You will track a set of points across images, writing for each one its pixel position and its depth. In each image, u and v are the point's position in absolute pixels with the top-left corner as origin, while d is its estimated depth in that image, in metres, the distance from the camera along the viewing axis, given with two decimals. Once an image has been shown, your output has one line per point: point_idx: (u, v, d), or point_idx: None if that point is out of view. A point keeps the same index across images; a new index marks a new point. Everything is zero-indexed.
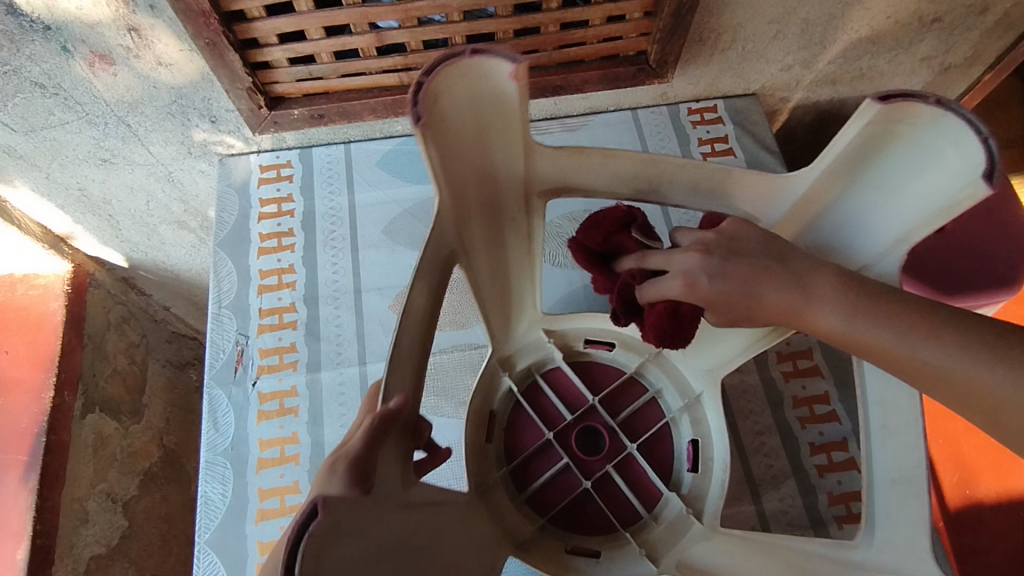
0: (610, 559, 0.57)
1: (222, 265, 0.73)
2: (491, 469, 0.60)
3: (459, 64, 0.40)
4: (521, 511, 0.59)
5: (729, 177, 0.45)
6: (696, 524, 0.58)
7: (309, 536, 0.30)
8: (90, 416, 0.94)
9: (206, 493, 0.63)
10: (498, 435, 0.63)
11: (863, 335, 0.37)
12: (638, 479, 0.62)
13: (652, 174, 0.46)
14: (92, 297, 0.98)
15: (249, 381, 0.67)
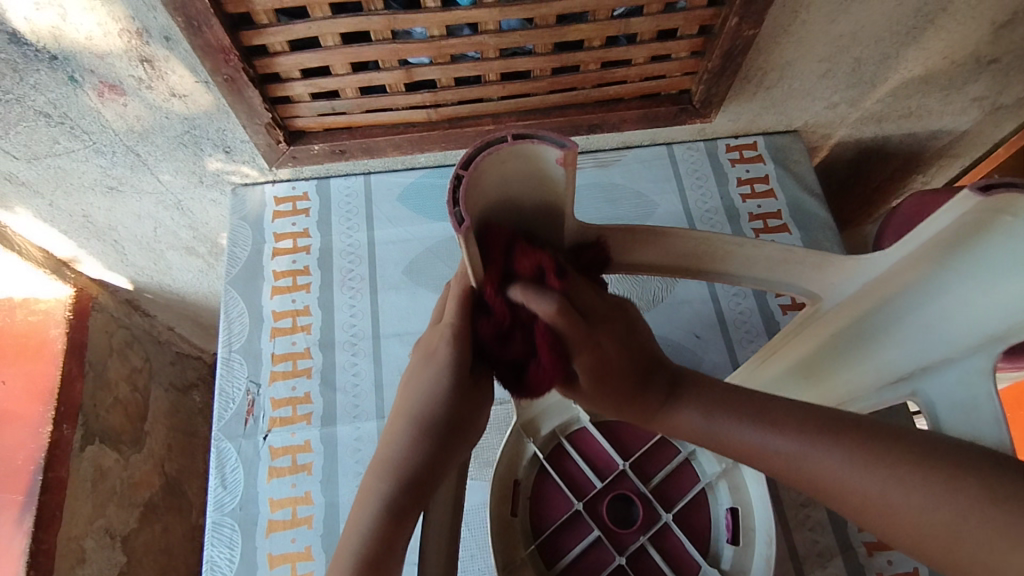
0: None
1: (233, 305, 0.69)
2: (518, 546, 0.57)
3: (501, 154, 0.30)
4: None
5: (791, 261, 0.39)
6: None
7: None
8: (89, 448, 0.91)
9: (211, 557, 0.58)
10: (524, 507, 0.59)
11: (750, 443, 0.30)
12: (674, 551, 0.58)
13: (707, 253, 0.39)
14: (95, 322, 0.95)
15: (260, 434, 0.63)
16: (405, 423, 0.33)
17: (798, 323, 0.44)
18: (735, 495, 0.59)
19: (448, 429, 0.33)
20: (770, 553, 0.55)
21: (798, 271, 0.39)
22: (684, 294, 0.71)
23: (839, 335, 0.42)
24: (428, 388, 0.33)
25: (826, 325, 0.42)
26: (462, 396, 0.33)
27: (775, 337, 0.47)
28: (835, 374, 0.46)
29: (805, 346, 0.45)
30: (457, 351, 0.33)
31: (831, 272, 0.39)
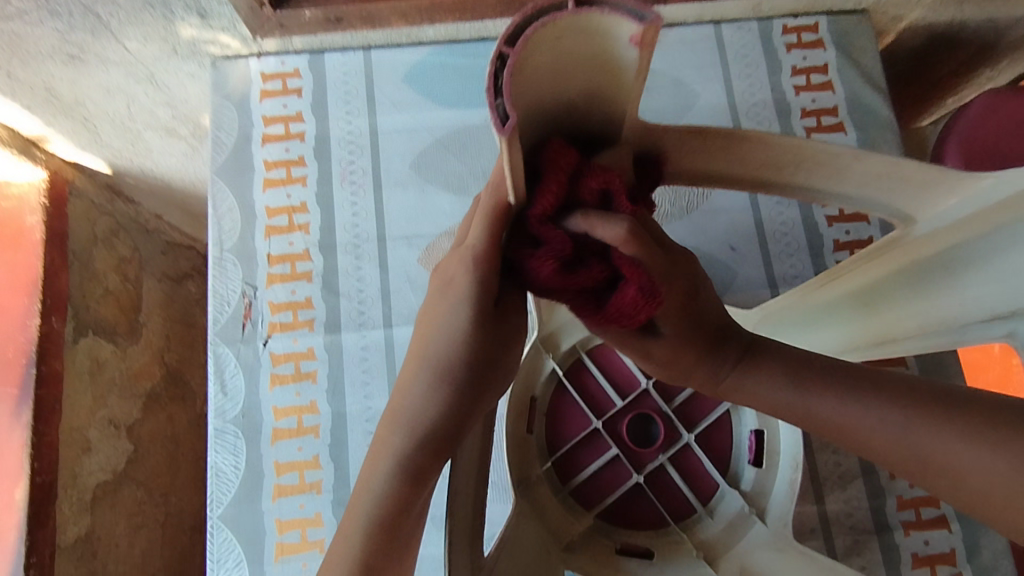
0: (664, 560, 0.51)
1: (221, 198, 0.62)
2: (534, 462, 0.54)
3: (558, 24, 0.22)
4: (566, 506, 0.54)
5: (896, 174, 0.33)
6: (759, 525, 0.52)
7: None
8: (83, 340, 0.87)
9: (216, 463, 0.57)
10: (540, 423, 0.57)
11: (832, 414, 0.27)
12: (693, 469, 0.56)
13: (794, 161, 0.34)
14: (74, 208, 0.88)
15: (260, 340, 0.59)
16: (420, 365, 0.28)
17: (886, 244, 0.38)
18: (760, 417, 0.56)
19: (472, 373, 0.28)
20: (795, 473, 0.52)
21: (894, 188, 0.34)
22: (721, 201, 0.64)
23: (918, 264, 0.36)
24: (448, 328, 0.27)
25: (902, 255, 0.36)
26: (489, 334, 0.28)
27: (850, 260, 0.43)
28: (889, 308, 0.39)
29: (878, 270, 0.39)
30: (481, 280, 0.27)
31: (936, 193, 0.33)
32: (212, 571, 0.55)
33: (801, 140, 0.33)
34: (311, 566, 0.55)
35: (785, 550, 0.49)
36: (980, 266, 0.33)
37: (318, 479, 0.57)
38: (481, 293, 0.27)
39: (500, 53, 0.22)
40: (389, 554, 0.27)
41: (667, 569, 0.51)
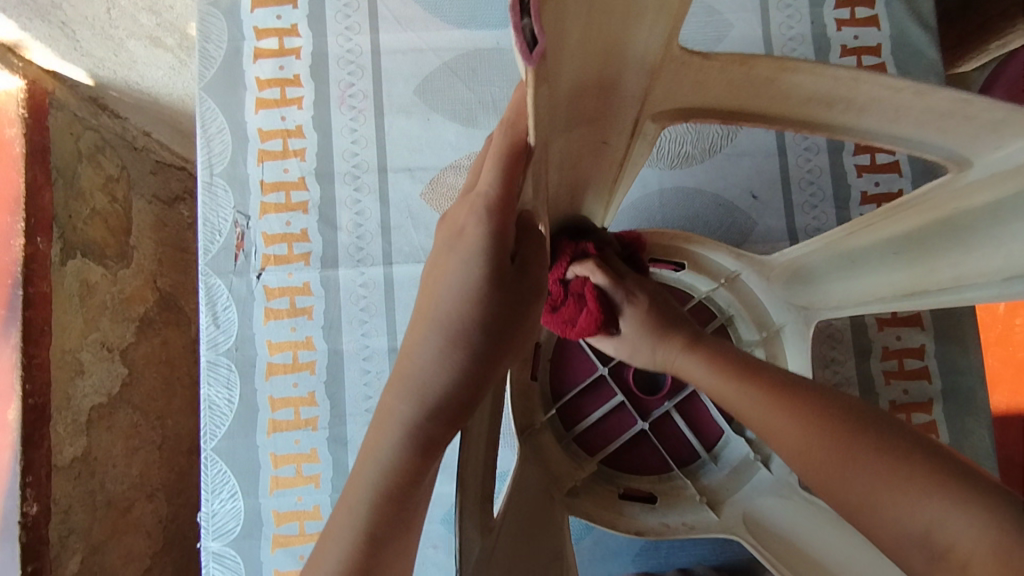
0: (666, 505, 0.52)
1: (209, 118, 0.58)
2: (537, 409, 0.53)
3: None
4: (569, 453, 0.53)
5: (962, 114, 0.27)
6: (763, 472, 0.51)
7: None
8: (71, 262, 0.84)
9: (209, 396, 0.55)
10: (544, 370, 0.55)
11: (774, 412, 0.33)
12: (698, 415, 0.56)
13: (842, 94, 0.28)
14: (55, 121, 0.83)
15: (253, 273, 0.57)
16: (428, 327, 0.26)
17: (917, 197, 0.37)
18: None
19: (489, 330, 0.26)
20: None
21: (957, 129, 0.28)
22: (746, 144, 0.60)
23: (960, 213, 0.34)
24: (457, 287, 0.25)
25: (943, 203, 0.35)
26: (500, 292, 0.26)
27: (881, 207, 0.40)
28: (925, 262, 0.38)
29: (929, 215, 0.36)
30: (493, 237, 0.24)
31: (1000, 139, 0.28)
32: (206, 502, 0.54)
33: (849, 75, 0.26)
34: (307, 500, 0.54)
35: (788, 496, 0.49)
36: None
37: (314, 416, 0.55)
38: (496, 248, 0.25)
39: None
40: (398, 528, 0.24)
41: (671, 515, 0.51)
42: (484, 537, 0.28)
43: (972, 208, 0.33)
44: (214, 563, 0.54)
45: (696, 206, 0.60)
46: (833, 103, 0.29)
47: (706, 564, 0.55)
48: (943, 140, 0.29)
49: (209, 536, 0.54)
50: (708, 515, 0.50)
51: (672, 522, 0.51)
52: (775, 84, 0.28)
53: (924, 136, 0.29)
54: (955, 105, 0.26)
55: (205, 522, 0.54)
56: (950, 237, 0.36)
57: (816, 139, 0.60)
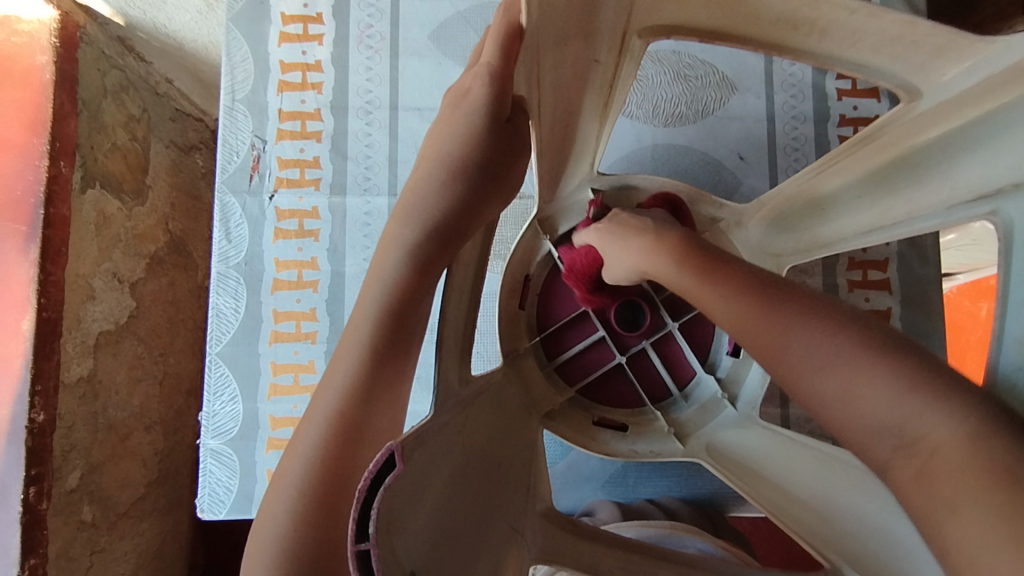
0: (636, 433, 0.56)
1: (235, 47, 0.62)
2: (523, 337, 0.56)
3: None
4: (550, 381, 0.56)
5: (911, 35, 0.32)
6: (728, 410, 0.55)
7: (385, 489, 0.20)
8: (90, 192, 0.87)
9: (217, 305, 0.59)
10: (532, 302, 0.58)
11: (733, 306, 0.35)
12: (672, 353, 0.60)
13: (806, 15, 0.33)
14: (84, 56, 0.86)
15: (266, 194, 0.60)
16: (438, 166, 0.36)
17: (874, 133, 0.41)
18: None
19: (480, 174, 0.36)
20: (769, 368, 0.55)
21: (907, 50, 0.33)
22: (738, 108, 0.64)
23: (911, 147, 0.38)
24: (463, 132, 0.35)
25: (901, 140, 0.39)
26: (493, 140, 0.35)
27: (850, 142, 0.43)
28: (880, 199, 0.42)
29: (887, 152, 0.40)
30: (489, 94, 0.33)
31: (945, 61, 0.33)
32: (208, 403, 0.58)
33: None
34: (301, 408, 0.58)
35: (749, 428, 0.53)
36: (985, 152, 0.33)
37: (314, 330, 0.59)
38: (490, 106, 0.33)
39: None
40: (394, 350, 0.34)
41: (639, 441, 0.55)
42: (461, 384, 0.31)
43: (921, 143, 0.37)
44: (211, 460, 0.58)
45: (686, 162, 0.63)
46: (799, 25, 0.34)
47: (673, 494, 0.59)
48: (894, 62, 0.35)
49: (208, 434, 0.58)
50: (674, 445, 0.54)
51: (641, 448, 0.55)
52: (748, 2, 0.32)
53: (877, 57, 0.35)
54: (903, 26, 0.32)
55: (205, 421, 0.58)
56: (901, 174, 0.40)
57: (803, 109, 0.64)
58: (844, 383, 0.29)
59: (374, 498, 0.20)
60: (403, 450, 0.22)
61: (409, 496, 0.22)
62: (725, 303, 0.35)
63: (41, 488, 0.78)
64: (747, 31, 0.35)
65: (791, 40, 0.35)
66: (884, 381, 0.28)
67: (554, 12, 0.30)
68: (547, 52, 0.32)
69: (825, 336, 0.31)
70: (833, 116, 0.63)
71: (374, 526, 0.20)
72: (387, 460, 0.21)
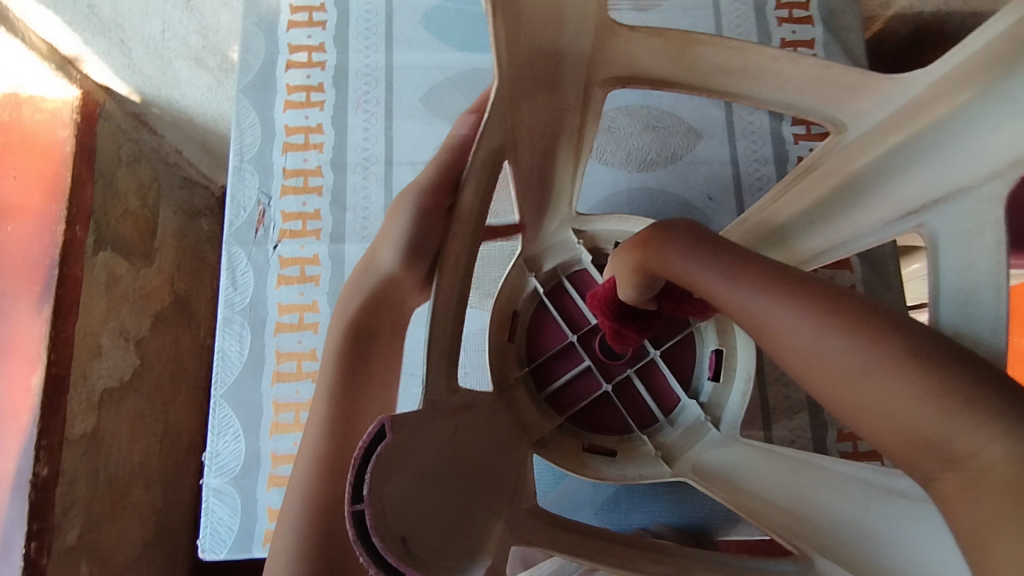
0: (625, 458, 0.58)
1: (244, 114, 0.68)
2: (513, 367, 0.59)
3: None
4: (540, 408, 0.59)
5: (826, 77, 0.38)
6: (712, 431, 0.57)
7: (377, 456, 0.24)
8: (102, 254, 0.92)
9: (223, 348, 0.62)
10: (520, 335, 0.62)
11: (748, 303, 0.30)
12: (655, 380, 0.62)
13: (736, 64, 0.39)
14: (103, 130, 0.93)
15: (270, 244, 0.65)
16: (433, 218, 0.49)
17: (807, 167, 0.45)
18: (720, 338, 0.62)
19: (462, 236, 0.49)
20: (748, 391, 0.58)
21: (827, 91, 0.39)
22: (703, 154, 0.70)
23: (847, 175, 0.42)
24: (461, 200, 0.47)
25: (836, 169, 0.42)
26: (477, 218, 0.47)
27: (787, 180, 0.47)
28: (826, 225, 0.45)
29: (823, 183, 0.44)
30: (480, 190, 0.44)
31: (858, 97, 0.38)
32: (212, 442, 0.61)
33: (738, 44, 0.37)
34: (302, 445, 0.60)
35: (731, 446, 0.54)
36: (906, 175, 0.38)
37: (314, 370, 0.62)
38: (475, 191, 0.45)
39: None
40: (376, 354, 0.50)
41: (629, 465, 0.57)
42: (451, 396, 0.33)
43: (859, 169, 0.41)
44: (214, 499, 0.59)
45: (659, 204, 0.69)
46: (733, 72, 0.39)
47: (664, 521, 0.60)
48: (819, 103, 0.40)
49: (211, 473, 0.60)
50: (661, 468, 0.56)
51: (630, 472, 0.57)
52: (688, 54, 0.39)
53: (804, 99, 0.40)
54: (819, 69, 0.38)
55: (209, 460, 0.60)
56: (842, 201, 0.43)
57: (764, 153, 0.70)
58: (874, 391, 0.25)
59: (368, 465, 0.24)
60: (392, 424, 0.25)
61: (398, 464, 0.25)
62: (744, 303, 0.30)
63: (42, 542, 0.79)
64: (692, 81, 0.41)
65: (729, 87, 0.41)
66: (896, 384, 0.24)
67: (521, 67, 0.36)
68: (518, 99, 0.38)
69: (847, 341, 0.26)
70: (791, 159, 0.69)
71: (367, 487, 0.23)
72: (377, 433, 0.25)
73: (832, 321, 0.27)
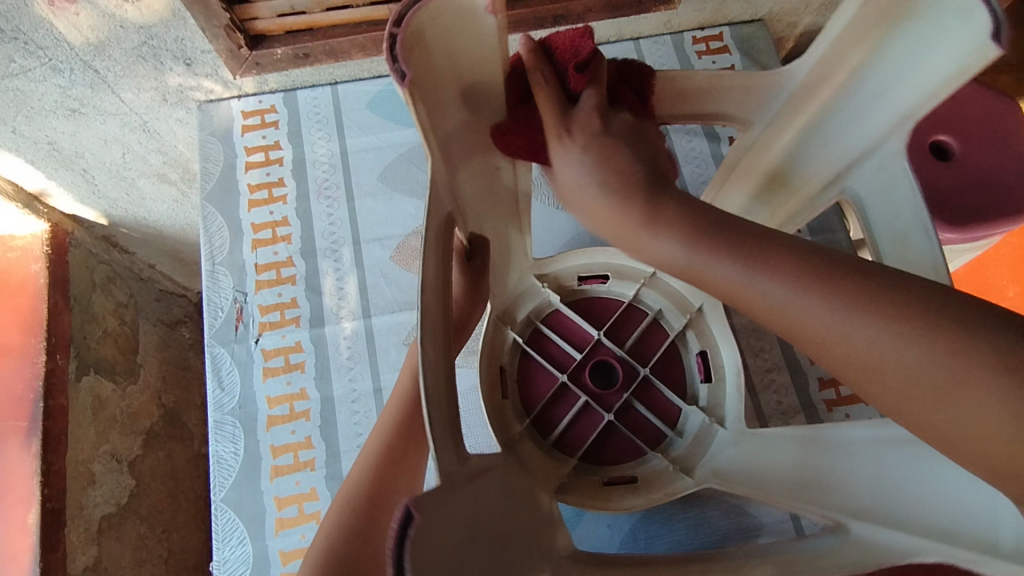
0: (647, 482, 0.56)
1: (211, 219, 0.71)
2: (512, 423, 0.58)
3: (431, 8, 0.33)
4: (551, 457, 0.58)
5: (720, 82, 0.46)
6: (721, 431, 0.56)
7: (411, 542, 0.25)
8: (85, 378, 0.91)
9: (217, 452, 0.62)
10: (512, 389, 0.61)
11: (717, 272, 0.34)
12: (655, 400, 0.61)
13: None
14: (74, 258, 0.93)
15: (252, 339, 0.66)
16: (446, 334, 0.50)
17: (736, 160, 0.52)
18: (703, 341, 0.61)
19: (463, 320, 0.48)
20: (743, 383, 0.57)
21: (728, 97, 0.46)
22: None
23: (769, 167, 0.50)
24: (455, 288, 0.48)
25: (761, 160, 0.50)
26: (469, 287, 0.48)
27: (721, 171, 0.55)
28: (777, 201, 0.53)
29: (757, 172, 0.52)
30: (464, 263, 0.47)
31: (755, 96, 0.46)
32: (218, 551, 0.59)
33: None
34: (310, 536, 0.59)
35: (746, 441, 0.54)
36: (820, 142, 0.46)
37: (311, 458, 0.62)
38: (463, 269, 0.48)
39: (392, 31, 0.32)
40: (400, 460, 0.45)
41: (652, 489, 0.56)
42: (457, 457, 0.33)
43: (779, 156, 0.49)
44: None
45: None
46: None
47: (684, 550, 0.60)
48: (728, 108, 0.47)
49: None
50: (685, 481, 0.55)
51: (656, 494, 0.55)
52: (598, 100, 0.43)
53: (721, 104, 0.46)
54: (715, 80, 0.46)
55: (217, 570, 0.59)
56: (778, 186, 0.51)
57: (709, 175, 0.73)
58: (795, 323, 0.31)
59: (403, 550, 0.25)
60: (416, 504, 0.26)
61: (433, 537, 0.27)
62: (664, 249, 0.37)
63: None
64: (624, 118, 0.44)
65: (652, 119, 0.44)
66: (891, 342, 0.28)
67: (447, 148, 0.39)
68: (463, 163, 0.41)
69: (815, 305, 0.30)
70: None
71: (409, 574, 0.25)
72: (405, 516, 0.26)
73: (745, 255, 0.33)
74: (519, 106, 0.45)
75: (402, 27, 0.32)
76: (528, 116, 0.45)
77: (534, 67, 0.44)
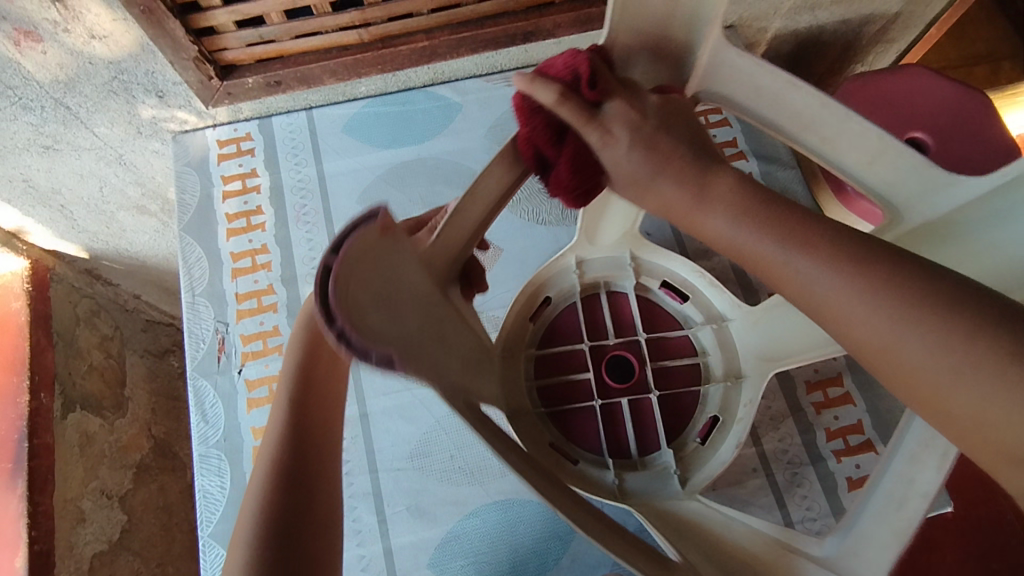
0: (727, 410, 0.55)
1: (190, 250, 0.70)
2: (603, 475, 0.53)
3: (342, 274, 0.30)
4: (650, 468, 0.54)
5: None
6: (733, 323, 0.57)
7: None
8: (72, 415, 0.90)
9: (204, 486, 0.61)
10: (576, 451, 0.55)
11: (767, 252, 0.32)
12: (667, 349, 0.60)
13: None
14: (56, 293, 0.93)
15: (234, 369, 0.65)
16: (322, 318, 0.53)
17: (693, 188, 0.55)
18: (657, 275, 0.61)
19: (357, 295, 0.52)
20: (711, 278, 0.58)
21: None
22: None
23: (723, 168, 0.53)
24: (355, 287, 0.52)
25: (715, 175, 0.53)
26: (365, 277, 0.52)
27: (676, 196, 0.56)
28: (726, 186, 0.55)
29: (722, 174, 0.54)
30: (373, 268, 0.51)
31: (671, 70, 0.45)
32: None
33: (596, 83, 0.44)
34: None
35: (761, 318, 0.55)
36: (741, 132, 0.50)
37: None
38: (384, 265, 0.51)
39: (337, 334, 0.28)
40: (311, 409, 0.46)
41: (735, 410, 0.55)
42: None
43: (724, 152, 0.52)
44: None
45: None
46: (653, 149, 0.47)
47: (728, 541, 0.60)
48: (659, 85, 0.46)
49: None
50: (752, 382, 0.55)
51: (740, 411, 0.54)
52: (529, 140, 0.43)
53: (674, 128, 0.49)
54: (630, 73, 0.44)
55: None
56: None
57: None
58: (859, 320, 0.29)
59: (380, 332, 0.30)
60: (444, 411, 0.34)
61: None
62: (711, 225, 0.34)
63: None
64: None
65: None
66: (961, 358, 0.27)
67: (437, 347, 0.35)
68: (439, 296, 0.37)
69: (891, 312, 0.28)
70: None
71: None
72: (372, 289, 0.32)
73: (784, 234, 0.32)
74: (562, 150, 0.36)
75: (337, 321, 0.28)
76: (578, 150, 0.36)
77: (550, 100, 0.34)
